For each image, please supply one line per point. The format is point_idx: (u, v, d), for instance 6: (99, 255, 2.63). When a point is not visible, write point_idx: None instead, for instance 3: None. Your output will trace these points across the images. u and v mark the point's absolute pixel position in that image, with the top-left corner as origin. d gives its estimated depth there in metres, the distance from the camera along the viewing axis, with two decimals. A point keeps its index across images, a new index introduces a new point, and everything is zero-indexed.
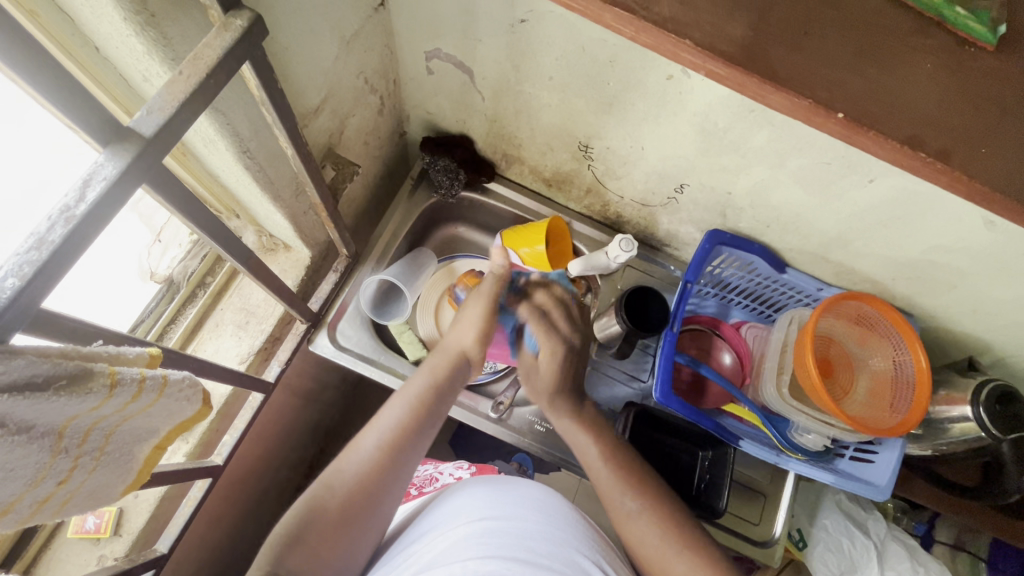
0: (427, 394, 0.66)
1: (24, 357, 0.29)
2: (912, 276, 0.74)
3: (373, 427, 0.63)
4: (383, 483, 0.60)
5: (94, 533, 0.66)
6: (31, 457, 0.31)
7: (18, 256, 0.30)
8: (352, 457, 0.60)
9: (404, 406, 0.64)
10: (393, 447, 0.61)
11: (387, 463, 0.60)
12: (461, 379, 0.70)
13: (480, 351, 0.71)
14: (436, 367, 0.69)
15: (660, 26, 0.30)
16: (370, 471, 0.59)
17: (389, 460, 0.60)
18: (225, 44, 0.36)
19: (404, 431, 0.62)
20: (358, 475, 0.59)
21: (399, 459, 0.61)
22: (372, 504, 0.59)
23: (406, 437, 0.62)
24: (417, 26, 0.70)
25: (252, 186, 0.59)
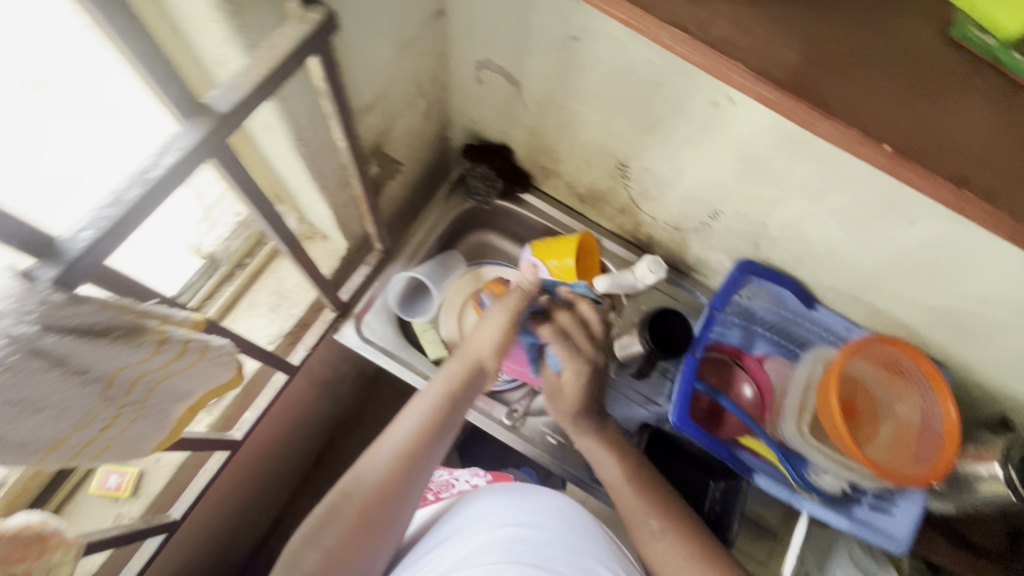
0: (442, 405, 0.65)
1: (90, 304, 0.31)
2: (947, 324, 0.72)
3: (388, 435, 0.64)
4: (400, 491, 0.61)
5: (114, 491, 0.68)
6: (82, 398, 0.33)
7: (97, 211, 0.32)
8: (370, 465, 0.61)
9: (420, 415, 0.64)
10: (409, 457, 0.62)
11: (404, 473, 0.61)
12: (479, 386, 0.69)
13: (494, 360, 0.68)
14: (451, 374, 0.67)
15: (716, 48, 0.31)
16: (386, 479, 0.60)
17: (405, 467, 0.61)
18: (300, 37, 0.39)
19: (419, 442, 0.63)
20: (376, 483, 0.60)
21: (415, 470, 0.62)
22: (390, 512, 0.60)
23: (420, 448, 0.63)
24: (472, 36, 0.73)
25: (302, 173, 0.62)
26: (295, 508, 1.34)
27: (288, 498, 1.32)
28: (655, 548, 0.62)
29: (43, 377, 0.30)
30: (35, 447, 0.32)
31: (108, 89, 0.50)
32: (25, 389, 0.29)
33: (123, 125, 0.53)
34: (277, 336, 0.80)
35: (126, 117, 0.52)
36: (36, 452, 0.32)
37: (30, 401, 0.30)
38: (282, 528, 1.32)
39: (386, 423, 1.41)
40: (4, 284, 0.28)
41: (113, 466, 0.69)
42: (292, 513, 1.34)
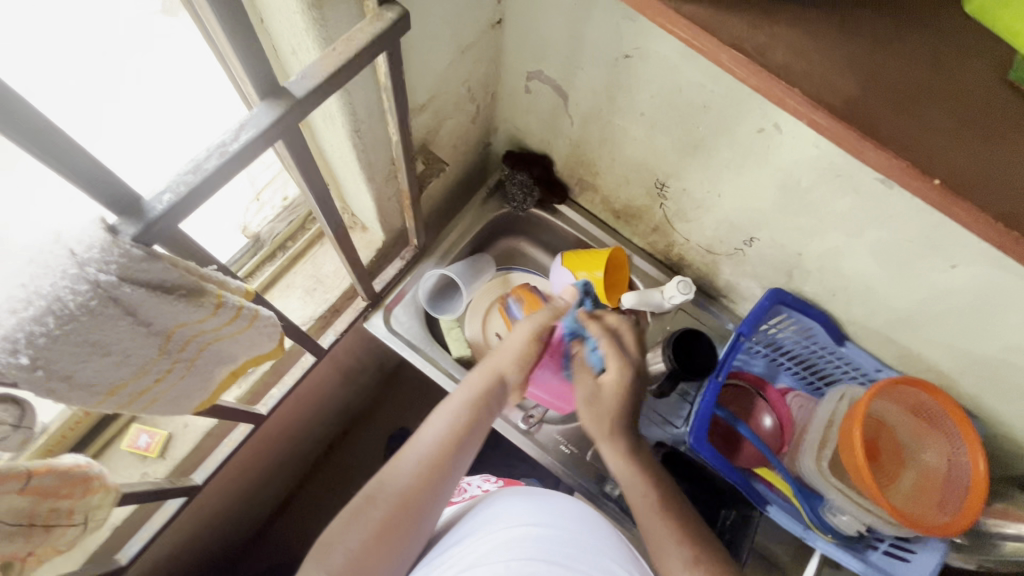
0: (466, 416, 0.67)
1: (163, 262, 0.33)
2: (983, 374, 0.71)
3: (414, 443, 0.65)
4: (424, 497, 0.61)
5: (143, 450, 0.71)
6: (144, 348, 0.35)
7: (178, 177, 0.35)
8: (395, 471, 0.63)
9: (445, 423, 0.66)
10: (435, 465, 0.63)
11: (428, 479, 0.62)
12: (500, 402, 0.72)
13: (516, 372, 0.71)
14: (475, 386, 0.70)
15: (773, 73, 0.32)
16: (411, 484, 0.61)
17: (430, 473, 0.63)
18: (375, 32, 0.41)
19: (443, 450, 0.64)
20: (401, 487, 0.61)
21: (440, 477, 0.63)
22: (415, 517, 0.60)
23: (444, 457, 0.64)
24: (526, 47, 0.75)
25: (353, 164, 0.64)
26: (304, 491, 1.36)
27: (298, 481, 1.35)
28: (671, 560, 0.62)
29: (114, 324, 0.32)
30: (98, 387, 0.35)
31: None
32: (97, 333, 0.32)
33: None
34: (309, 319, 0.83)
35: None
36: (98, 393, 0.35)
37: (99, 344, 0.33)
38: (289, 509, 1.35)
39: (400, 418, 1.43)
40: (92, 234, 0.30)
41: (145, 427, 0.72)
42: (301, 496, 1.36)
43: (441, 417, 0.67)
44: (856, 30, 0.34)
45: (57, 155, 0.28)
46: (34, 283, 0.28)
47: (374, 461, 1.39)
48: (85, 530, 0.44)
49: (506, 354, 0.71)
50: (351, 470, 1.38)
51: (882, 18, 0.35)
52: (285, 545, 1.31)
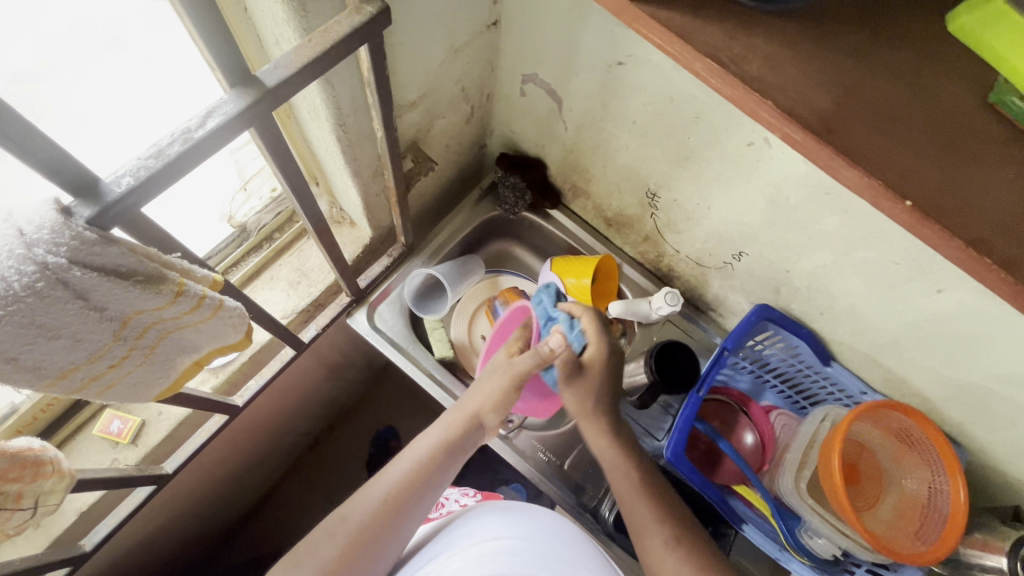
0: (439, 454, 0.67)
1: (119, 247, 0.33)
2: (967, 401, 0.70)
3: (382, 478, 0.66)
4: (382, 533, 0.62)
5: (115, 436, 0.70)
6: (97, 333, 0.35)
7: (139, 161, 0.34)
8: (359, 503, 0.64)
9: (414, 462, 0.66)
10: (397, 502, 0.64)
11: (392, 513, 0.63)
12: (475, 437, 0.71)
13: (494, 416, 0.70)
14: (452, 424, 0.69)
15: (747, 83, 0.32)
16: (373, 518, 0.62)
17: (392, 510, 0.63)
18: (352, 24, 0.40)
19: (410, 487, 0.65)
20: (362, 521, 0.62)
21: (404, 513, 0.64)
22: (374, 551, 0.62)
23: (411, 493, 0.65)
24: (522, 50, 0.75)
25: (338, 158, 0.64)
26: (284, 486, 1.36)
27: (279, 475, 1.34)
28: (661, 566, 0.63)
29: (62, 308, 0.32)
30: (47, 371, 0.34)
31: (170, 58, 0.54)
32: (44, 315, 0.31)
33: (178, 92, 0.57)
34: (292, 311, 0.83)
35: (182, 83, 0.57)
36: (46, 376, 0.35)
37: (46, 327, 0.32)
38: (268, 504, 1.34)
39: (386, 417, 1.42)
40: (41, 214, 0.29)
41: (119, 412, 0.71)
42: (281, 491, 1.35)
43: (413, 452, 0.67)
44: (836, 45, 0.34)
45: (7, 134, 0.27)
46: None
47: (357, 459, 1.38)
48: (37, 514, 0.43)
49: (486, 393, 0.70)
50: (333, 467, 1.38)
51: (864, 34, 0.34)
52: (263, 539, 1.30)
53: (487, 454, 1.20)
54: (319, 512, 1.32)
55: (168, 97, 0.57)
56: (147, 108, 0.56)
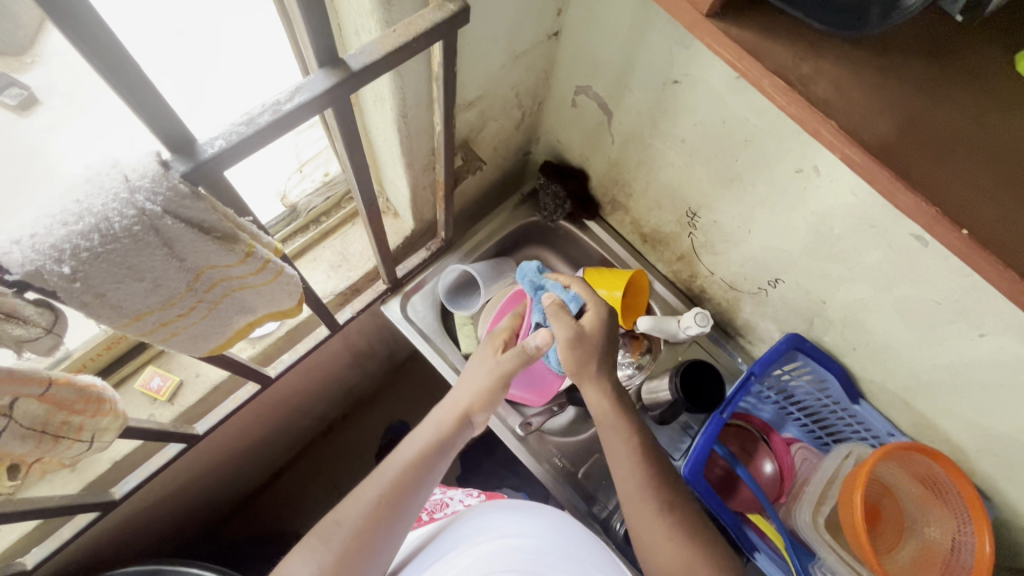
0: (426, 452, 0.68)
1: (205, 204, 0.35)
2: (1001, 453, 0.68)
3: (372, 481, 0.66)
4: (378, 535, 0.62)
5: (155, 393, 0.74)
6: (174, 282, 0.38)
7: (232, 126, 0.37)
8: (353, 506, 0.63)
9: (404, 464, 0.66)
10: (391, 502, 0.64)
11: (385, 515, 0.63)
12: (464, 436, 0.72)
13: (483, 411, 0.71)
14: (440, 424, 0.70)
15: (812, 104, 0.33)
16: (368, 519, 0.62)
17: (386, 512, 0.63)
18: (435, 20, 0.43)
19: (401, 487, 0.65)
20: (357, 523, 0.62)
21: (397, 514, 0.64)
22: (371, 554, 0.61)
23: (403, 493, 0.65)
24: (579, 61, 0.77)
25: (395, 148, 0.67)
26: (295, 467, 1.38)
27: (292, 456, 1.36)
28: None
29: (149, 252, 0.34)
30: (126, 311, 0.37)
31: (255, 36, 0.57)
32: (133, 257, 0.34)
33: (259, 70, 0.60)
34: (331, 292, 0.86)
35: (264, 63, 0.60)
36: (124, 317, 0.37)
37: (135, 270, 0.35)
38: (279, 482, 1.36)
39: (400, 411, 1.44)
40: (144, 164, 0.32)
41: (160, 370, 0.75)
42: (292, 471, 1.38)
43: (403, 451, 0.68)
44: (900, 75, 0.35)
45: (125, 81, 0.30)
46: (87, 201, 0.30)
47: (368, 448, 1.40)
48: (92, 448, 0.47)
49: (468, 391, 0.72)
50: (344, 454, 1.40)
51: (929, 66, 0.35)
52: (270, 516, 1.32)
53: (498, 458, 1.21)
54: (327, 496, 1.34)
55: (247, 73, 0.60)
56: (229, 81, 0.60)
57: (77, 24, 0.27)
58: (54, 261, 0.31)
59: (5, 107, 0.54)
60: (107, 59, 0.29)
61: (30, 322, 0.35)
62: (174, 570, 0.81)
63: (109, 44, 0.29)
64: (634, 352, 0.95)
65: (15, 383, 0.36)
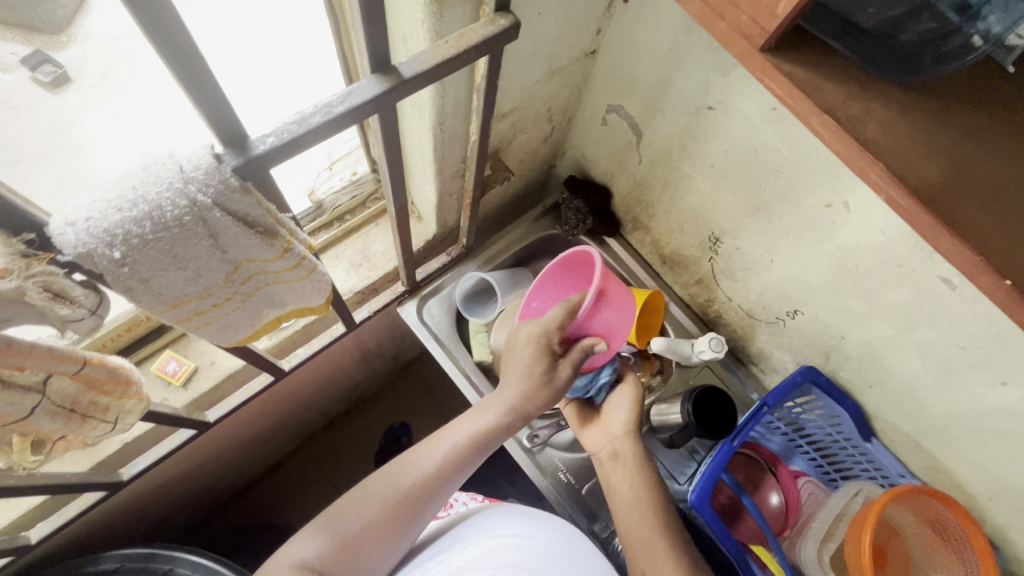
0: (485, 437, 0.65)
1: (251, 199, 0.36)
2: (1013, 503, 0.67)
3: (428, 446, 0.65)
4: (420, 507, 0.62)
5: (170, 376, 0.75)
6: (214, 272, 0.38)
7: (284, 124, 0.38)
8: (401, 472, 0.63)
9: (460, 439, 0.65)
10: (439, 477, 0.63)
11: (434, 486, 0.63)
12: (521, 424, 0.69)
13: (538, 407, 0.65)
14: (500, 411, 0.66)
15: (860, 142, 0.33)
16: (405, 497, 0.62)
17: (433, 486, 0.63)
18: (486, 33, 0.44)
19: (452, 464, 0.64)
20: (402, 491, 0.62)
21: (442, 487, 0.64)
22: (398, 531, 0.61)
23: (452, 470, 0.64)
24: (614, 81, 0.78)
25: (427, 153, 0.68)
26: (294, 460, 1.38)
27: (293, 449, 1.37)
28: None
29: (195, 243, 0.35)
30: (166, 298, 0.37)
31: (304, 38, 0.59)
32: (180, 247, 0.34)
33: (304, 73, 0.62)
34: (350, 290, 0.87)
35: (309, 66, 0.62)
36: (163, 303, 0.38)
37: (179, 258, 0.35)
38: (277, 474, 1.36)
39: (402, 412, 1.44)
40: (199, 156, 0.33)
41: (176, 355, 0.76)
42: (291, 464, 1.38)
43: (463, 426, 0.66)
44: (951, 121, 0.35)
45: (189, 72, 0.31)
46: (143, 188, 0.31)
47: (368, 448, 1.40)
48: (115, 429, 0.48)
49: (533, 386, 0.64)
50: (344, 452, 1.40)
51: (978, 114, 0.36)
52: (265, 507, 1.32)
53: (497, 466, 1.20)
54: (324, 492, 1.34)
55: (294, 76, 0.62)
56: (281, 79, 0.61)
57: (158, 18, 0.28)
58: (105, 245, 0.31)
59: (37, 83, 0.52)
60: (177, 53, 0.30)
61: (77, 302, 0.36)
62: (171, 555, 0.80)
63: (184, 40, 0.30)
64: (646, 372, 0.95)
65: (55, 360, 0.37)
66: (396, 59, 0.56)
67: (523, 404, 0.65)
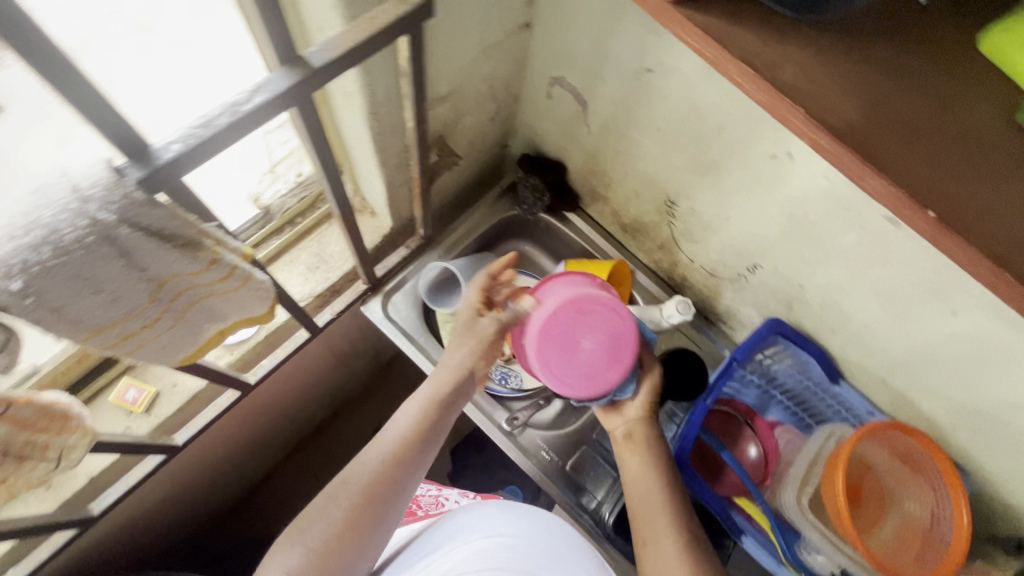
0: (431, 407, 0.68)
1: (164, 211, 0.34)
2: (975, 427, 0.69)
3: (381, 437, 0.66)
4: (387, 496, 0.62)
5: (130, 405, 0.72)
6: (135, 292, 0.36)
7: (189, 129, 0.36)
8: (362, 466, 0.63)
9: (409, 418, 0.67)
10: (400, 461, 0.64)
11: (396, 472, 0.64)
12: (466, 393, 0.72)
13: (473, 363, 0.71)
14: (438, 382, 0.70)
15: (778, 88, 0.33)
16: (379, 477, 0.62)
17: (395, 471, 0.64)
18: (397, 14, 0.43)
19: (407, 444, 0.65)
20: (366, 483, 0.62)
21: (404, 472, 0.64)
22: (378, 514, 0.62)
23: (409, 451, 0.65)
24: (552, 52, 0.76)
25: (367, 146, 0.65)
26: (284, 471, 1.36)
27: (281, 460, 1.35)
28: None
29: (107, 263, 0.33)
30: (86, 325, 0.36)
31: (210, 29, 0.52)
32: (90, 270, 0.33)
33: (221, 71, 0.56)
34: (309, 295, 0.85)
35: (220, 58, 0.55)
36: (85, 331, 0.36)
37: (91, 282, 0.33)
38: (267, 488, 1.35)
39: (388, 410, 1.43)
40: (96, 171, 0.31)
41: (135, 382, 0.73)
42: (281, 476, 1.36)
43: (406, 409, 0.68)
44: (867, 58, 0.35)
45: (70, 85, 0.29)
46: (36, 213, 0.29)
47: (357, 450, 1.39)
48: (59, 466, 0.46)
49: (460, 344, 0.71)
50: (333, 456, 1.38)
51: (894, 47, 0.36)
52: (259, 522, 1.31)
53: (486, 452, 1.20)
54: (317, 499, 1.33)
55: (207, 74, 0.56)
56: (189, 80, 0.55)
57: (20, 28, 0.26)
58: (2, 277, 0.29)
59: None
60: (49, 63, 0.28)
61: None
62: None
63: (47, 48, 0.28)
64: None
65: None
66: (303, 50, 0.54)
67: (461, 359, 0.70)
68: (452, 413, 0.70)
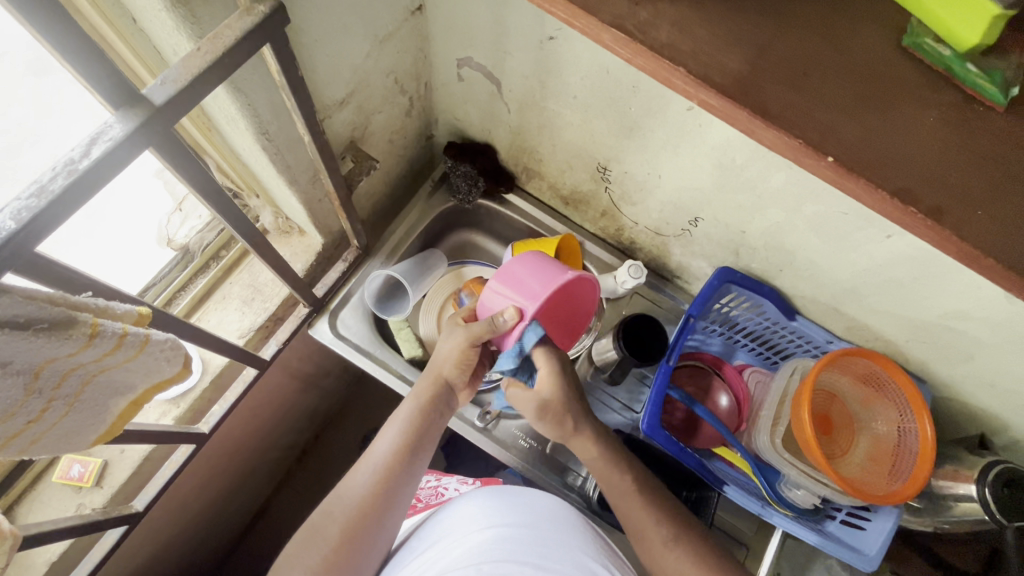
0: (415, 422, 0.66)
1: (12, 296, 0.31)
2: (927, 339, 0.71)
3: (366, 460, 0.64)
4: (371, 525, 0.60)
5: (77, 481, 0.68)
6: (5, 389, 0.34)
7: (20, 201, 0.34)
8: (346, 496, 0.61)
9: (393, 436, 0.65)
10: (385, 482, 0.62)
11: (382, 498, 0.61)
12: (449, 404, 0.70)
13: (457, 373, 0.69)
14: (420, 394, 0.68)
15: (655, 51, 0.31)
16: (367, 499, 0.61)
17: (381, 495, 0.61)
18: (246, 27, 0.39)
19: (393, 464, 0.63)
20: (350, 515, 0.60)
21: (391, 496, 0.62)
22: (372, 534, 0.60)
23: (397, 471, 0.63)
24: (452, 33, 0.72)
25: (269, 167, 0.61)
26: (275, 503, 1.33)
27: (270, 492, 1.32)
28: (664, 558, 0.62)
29: None
30: None
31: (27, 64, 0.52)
32: None
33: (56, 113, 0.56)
34: (249, 330, 0.80)
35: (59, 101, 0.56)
36: None
37: None
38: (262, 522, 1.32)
39: (371, 420, 1.40)
40: None
41: (77, 456, 0.69)
42: (273, 509, 1.33)
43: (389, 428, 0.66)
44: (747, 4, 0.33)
45: None
46: None
47: (347, 466, 1.36)
48: None
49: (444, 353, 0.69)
50: (324, 477, 1.36)
51: None
52: (259, 558, 1.28)
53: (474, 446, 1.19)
54: None
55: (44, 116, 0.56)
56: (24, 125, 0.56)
57: None
58: None
59: None
60: None
61: None
62: None
63: None
64: None
65: None
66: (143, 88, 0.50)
67: (442, 369, 0.69)
68: (438, 424, 0.68)
